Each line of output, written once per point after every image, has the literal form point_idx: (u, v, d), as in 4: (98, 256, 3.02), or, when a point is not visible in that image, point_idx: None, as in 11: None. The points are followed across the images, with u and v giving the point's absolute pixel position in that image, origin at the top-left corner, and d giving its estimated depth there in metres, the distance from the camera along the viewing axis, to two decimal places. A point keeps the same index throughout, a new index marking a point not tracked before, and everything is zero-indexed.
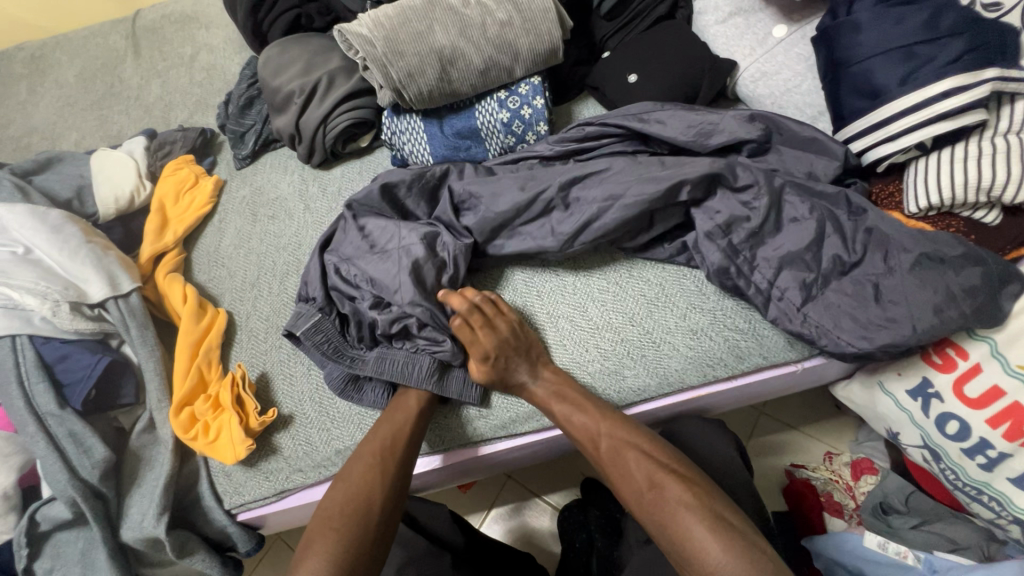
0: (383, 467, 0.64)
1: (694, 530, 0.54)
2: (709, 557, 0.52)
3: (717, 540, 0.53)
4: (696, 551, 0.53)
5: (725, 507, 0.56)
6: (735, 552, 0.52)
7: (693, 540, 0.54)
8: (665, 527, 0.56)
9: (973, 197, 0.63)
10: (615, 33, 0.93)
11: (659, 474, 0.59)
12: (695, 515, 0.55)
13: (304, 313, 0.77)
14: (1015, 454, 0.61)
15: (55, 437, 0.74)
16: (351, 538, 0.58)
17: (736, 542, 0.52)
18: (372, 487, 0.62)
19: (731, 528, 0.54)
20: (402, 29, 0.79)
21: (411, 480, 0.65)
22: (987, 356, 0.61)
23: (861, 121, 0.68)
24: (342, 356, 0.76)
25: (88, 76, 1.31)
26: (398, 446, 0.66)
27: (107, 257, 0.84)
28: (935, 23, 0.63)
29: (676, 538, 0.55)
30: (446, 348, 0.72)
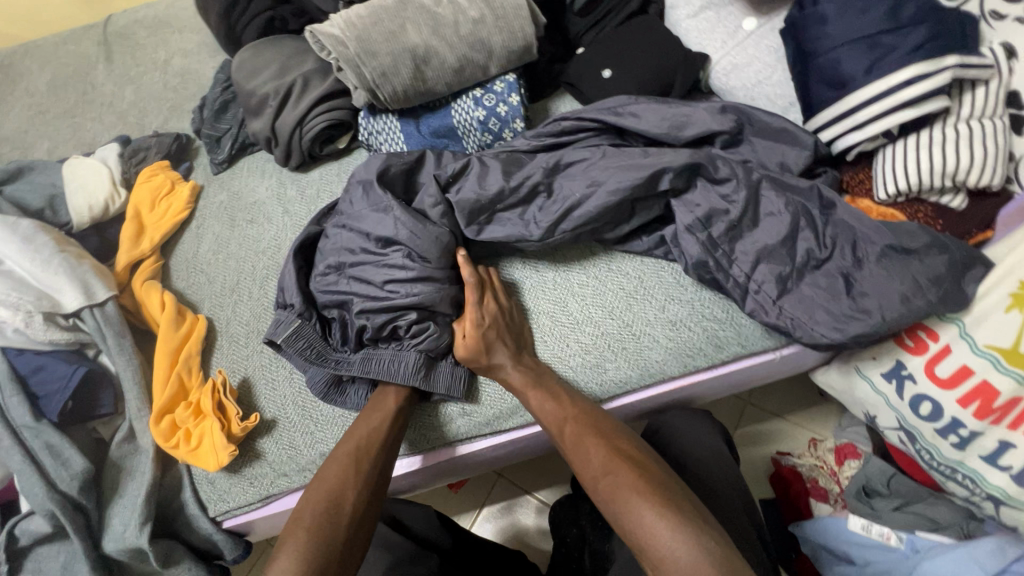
0: (357, 466, 0.64)
1: (645, 514, 0.53)
2: (659, 542, 0.51)
3: (666, 524, 0.51)
4: (646, 536, 0.52)
5: (682, 494, 0.55)
6: (686, 535, 0.50)
7: (645, 523, 0.53)
8: (619, 514, 0.55)
9: (939, 181, 0.64)
10: (589, 29, 0.93)
11: (616, 460, 0.58)
12: (648, 501, 0.54)
13: (283, 320, 0.76)
14: (986, 432, 0.63)
15: (32, 450, 0.73)
16: (323, 538, 0.57)
17: (687, 525, 0.51)
18: (344, 485, 0.62)
19: (686, 513, 0.52)
20: (374, 29, 0.79)
21: (385, 481, 0.65)
22: (956, 337, 0.63)
23: (830, 110, 0.69)
24: (326, 360, 0.75)
25: (59, 83, 1.29)
26: (376, 445, 0.66)
27: (81, 266, 0.82)
28: (897, 13, 0.65)
29: (628, 524, 0.54)
30: (432, 341, 0.72)
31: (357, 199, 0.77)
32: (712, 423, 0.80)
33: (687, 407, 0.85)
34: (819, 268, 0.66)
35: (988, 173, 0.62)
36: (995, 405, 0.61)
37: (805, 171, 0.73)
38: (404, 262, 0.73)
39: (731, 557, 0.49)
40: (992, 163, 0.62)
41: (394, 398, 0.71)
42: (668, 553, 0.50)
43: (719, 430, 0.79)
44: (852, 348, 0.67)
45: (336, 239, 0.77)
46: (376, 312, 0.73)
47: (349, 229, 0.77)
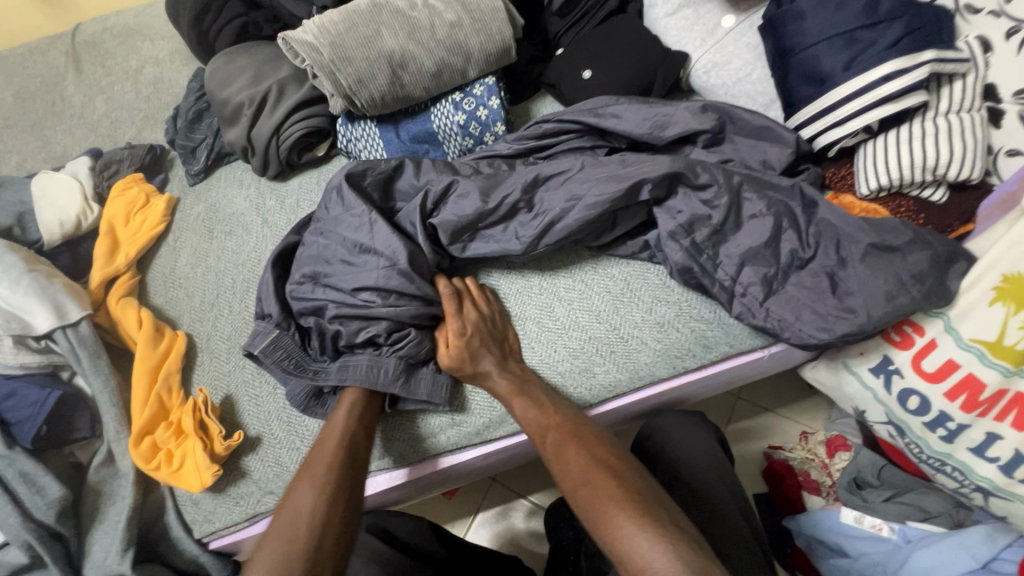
0: (312, 472, 0.61)
1: (623, 524, 0.52)
2: (636, 552, 0.50)
3: (644, 534, 0.50)
4: (625, 545, 0.51)
5: (659, 500, 0.54)
6: (662, 543, 0.50)
7: (622, 533, 0.52)
8: (597, 525, 0.54)
9: (919, 176, 0.65)
10: (568, 29, 0.92)
11: (595, 467, 0.57)
12: (625, 512, 0.52)
13: (261, 330, 0.74)
14: (973, 424, 0.63)
15: (5, 480, 0.70)
16: (279, 549, 0.53)
17: (664, 533, 0.50)
18: (299, 492, 0.59)
19: (663, 521, 0.51)
20: (348, 34, 0.77)
21: (348, 479, 0.61)
22: (941, 331, 0.62)
23: (810, 107, 0.69)
24: (303, 368, 0.73)
25: (27, 95, 1.25)
26: (334, 452, 0.63)
27: (52, 285, 0.79)
28: (873, 8, 0.65)
29: (608, 534, 0.52)
30: (413, 346, 0.71)
31: (333, 205, 0.76)
32: (705, 424, 0.80)
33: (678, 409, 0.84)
34: (804, 267, 0.66)
35: (968, 167, 0.62)
36: (982, 398, 0.61)
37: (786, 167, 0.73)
38: (382, 270, 0.71)
39: (707, 564, 0.49)
40: (970, 157, 0.62)
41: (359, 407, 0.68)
42: (647, 563, 0.49)
43: (711, 430, 0.79)
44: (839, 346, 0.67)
45: (314, 246, 0.76)
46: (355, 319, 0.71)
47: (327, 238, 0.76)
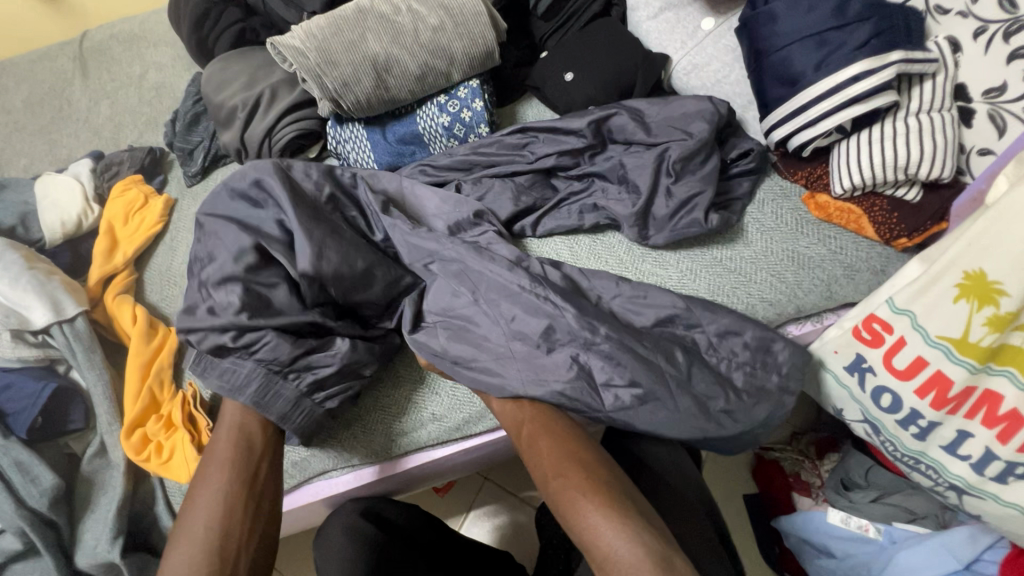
0: (210, 481, 0.61)
1: (590, 513, 0.53)
2: (602, 540, 0.51)
3: (609, 523, 0.52)
4: (590, 532, 0.52)
5: (624, 490, 0.56)
6: (625, 530, 0.51)
7: (590, 525, 0.53)
8: (566, 518, 0.55)
9: (892, 175, 0.66)
10: (553, 33, 0.94)
11: (565, 458, 0.58)
12: (594, 505, 0.54)
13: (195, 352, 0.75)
14: (944, 422, 0.63)
15: (0, 468, 0.72)
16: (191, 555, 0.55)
17: (627, 523, 0.52)
18: (201, 499, 0.60)
19: (628, 511, 0.53)
20: (333, 38, 0.79)
21: (246, 482, 0.61)
22: (909, 328, 0.62)
23: (783, 107, 0.69)
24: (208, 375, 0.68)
25: (35, 100, 1.29)
26: (233, 455, 0.63)
27: (50, 282, 0.82)
28: (844, 9, 0.65)
29: (574, 522, 0.54)
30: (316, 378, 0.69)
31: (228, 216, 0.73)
32: None
33: None
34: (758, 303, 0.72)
35: (938, 166, 0.63)
36: (951, 395, 0.61)
37: (732, 154, 0.78)
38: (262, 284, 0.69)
39: (668, 552, 0.50)
40: (940, 156, 0.63)
41: (238, 411, 0.67)
42: (610, 549, 0.51)
43: None
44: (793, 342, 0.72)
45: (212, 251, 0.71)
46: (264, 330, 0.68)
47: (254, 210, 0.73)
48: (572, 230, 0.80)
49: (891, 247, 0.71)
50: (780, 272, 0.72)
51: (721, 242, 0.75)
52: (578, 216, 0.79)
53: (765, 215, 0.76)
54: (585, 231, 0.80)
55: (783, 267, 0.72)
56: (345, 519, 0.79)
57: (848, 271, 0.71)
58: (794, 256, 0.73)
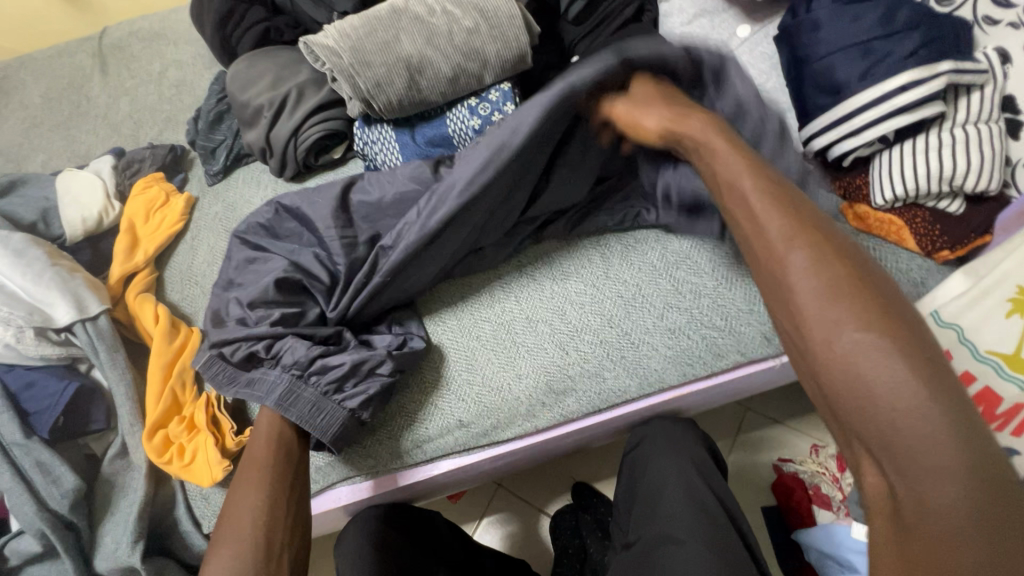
0: (249, 481, 0.60)
1: (849, 330, 0.41)
2: (860, 383, 0.39)
3: (849, 312, 0.41)
4: (824, 340, 0.42)
5: (872, 263, 0.44)
6: (882, 328, 0.40)
7: (838, 327, 0.41)
8: (802, 327, 0.44)
9: (937, 187, 0.65)
10: (584, 37, 0.93)
11: (807, 239, 0.45)
12: (857, 310, 0.41)
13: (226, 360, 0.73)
14: (994, 441, 0.60)
15: (21, 468, 0.71)
16: (236, 552, 0.55)
17: (888, 329, 0.40)
18: (240, 499, 0.59)
19: (912, 348, 0.40)
20: (367, 39, 0.78)
21: (286, 483, 0.61)
22: (956, 341, 0.61)
23: (825, 115, 0.69)
24: (237, 384, 0.69)
25: (53, 96, 1.29)
26: (270, 458, 0.63)
27: (74, 280, 0.81)
28: (890, 19, 0.65)
29: (797, 303, 0.44)
30: (337, 373, 0.67)
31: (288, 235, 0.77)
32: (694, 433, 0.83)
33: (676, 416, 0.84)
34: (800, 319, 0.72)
35: (985, 178, 0.63)
36: (1000, 412, 0.58)
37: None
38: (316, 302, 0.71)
39: (943, 374, 0.39)
40: (988, 167, 0.62)
41: (270, 422, 0.66)
42: (854, 356, 0.40)
43: (701, 440, 0.82)
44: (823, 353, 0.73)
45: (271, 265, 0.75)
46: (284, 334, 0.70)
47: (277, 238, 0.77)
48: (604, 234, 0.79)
49: (931, 260, 0.70)
50: None
51: None
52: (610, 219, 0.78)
53: None
54: (615, 234, 0.79)
55: None
56: (362, 526, 0.76)
57: None
58: None
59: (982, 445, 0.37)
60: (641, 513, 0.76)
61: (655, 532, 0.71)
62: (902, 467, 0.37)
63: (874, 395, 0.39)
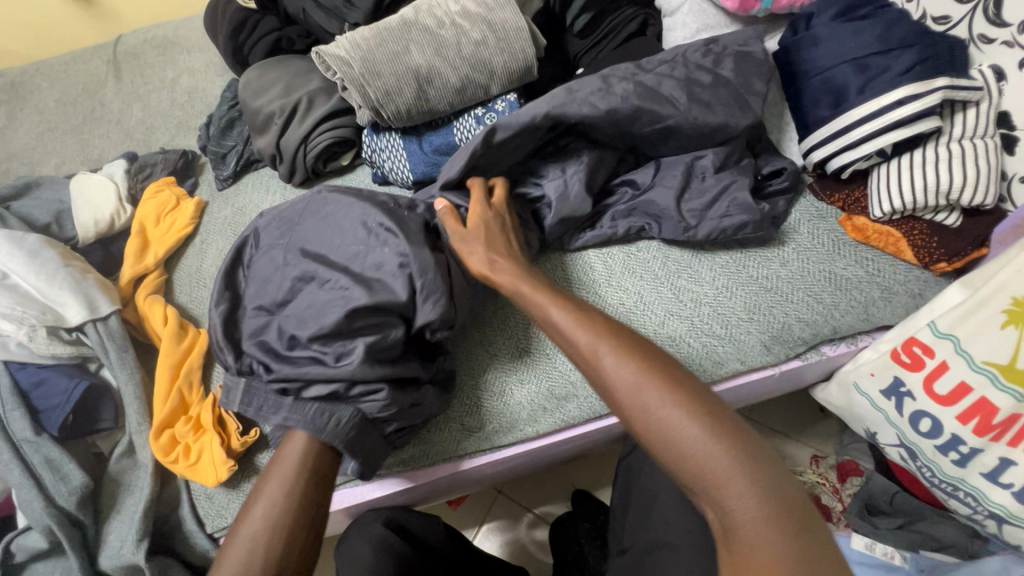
0: (270, 502, 0.61)
1: (678, 423, 0.48)
2: (674, 443, 0.48)
3: (642, 379, 0.51)
4: (636, 406, 0.50)
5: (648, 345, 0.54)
6: (660, 385, 0.50)
7: (667, 419, 0.49)
8: (639, 420, 0.50)
9: (934, 200, 0.66)
10: (589, 50, 0.95)
11: (584, 326, 0.56)
12: (674, 404, 0.49)
13: (230, 386, 0.70)
14: (987, 449, 0.62)
15: (31, 464, 0.72)
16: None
17: (683, 392, 0.49)
18: (257, 519, 0.60)
19: (723, 426, 0.47)
20: (378, 50, 0.81)
21: (308, 509, 0.61)
22: (952, 353, 0.63)
23: (824, 128, 0.70)
24: (251, 406, 0.68)
25: (68, 101, 1.31)
26: (298, 479, 0.62)
27: (85, 280, 0.83)
28: (888, 35, 0.66)
29: (613, 391, 0.52)
30: (378, 405, 0.65)
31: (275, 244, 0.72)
32: None
33: None
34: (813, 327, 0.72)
35: (982, 193, 0.64)
36: (995, 422, 0.60)
37: (766, 172, 0.77)
38: (315, 308, 0.66)
39: (723, 418, 0.48)
40: (984, 182, 0.63)
41: (304, 448, 0.64)
42: (657, 413, 0.49)
43: None
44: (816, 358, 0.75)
45: (257, 276, 0.71)
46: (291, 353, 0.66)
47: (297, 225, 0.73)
48: (606, 241, 0.80)
49: (929, 271, 0.71)
50: (817, 293, 0.72)
51: (758, 259, 0.75)
52: (611, 225, 0.79)
53: (802, 234, 0.76)
54: (617, 242, 0.80)
55: (820, 287, 0.73)
56: (365, 528, 0.77)
57: (884, 293, 0.72)
58: (830, 277, 0.73)
59: (767, 462, 0.46)
60: (636, 519, 0.77)
61: (649, 538, 0.72)
62: (722, 504, 0.45)
63: (702, 474, 0.46)
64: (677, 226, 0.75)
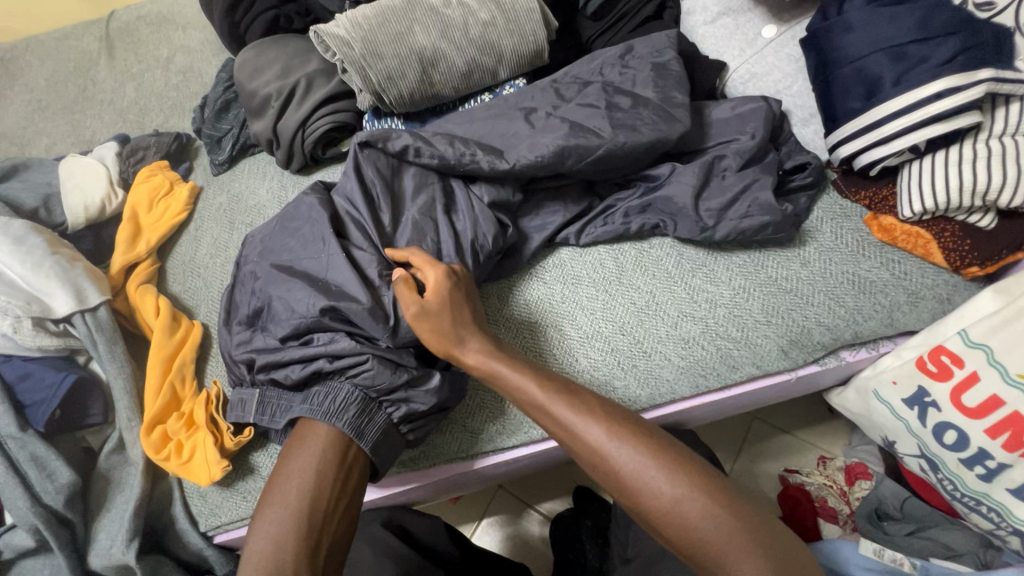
0: (307, 446, 0.60)
1: (693, 506, 0.50)
2: (679, 519, 0.50)
3: (644, 457, 0.53)
4: (650, 490, 0.51)
5: (646, 427, 0.56)
6: (671, 466, 0.52)
7: (681, 501, 0.50)
8: (654, 506, 0.51)
9: (969, 200, 0.62)
10: (602, 33, 0.90)
11: (579, 410, 0.56)
12: (688, 484, 0.51)
13: (247, 398, 0.69)
14: (1015, 465, 0.59)
15: (16, 461, 0.70)
16: (283, 522, 0.55)
17: (691, 472, 0.52)
18: (293, 462, 0.59)
19: (735, 500, 0.50)
20: (380, 30, 0.76)
21: (342, 453, 0.61)
22: (983, 363, 0.60)
23: (854, 122, 0.66)
24: (263, 409, 0.67)
25: (59, 79, 1.27)
26: (329, 427, 0.62)
27: (74, 269, 0.80)
28: (928, 22, 0.62)
29: (623, 476, 0.52)
30: (369, 376, 0.64)
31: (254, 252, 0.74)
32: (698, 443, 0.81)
33: (683, 429, 0.81)
34: (837, 337, 0.69)
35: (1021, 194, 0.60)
36: None
37: (788, 166, 0.74)
38: (297, 303, 0.66)
39: (716, 482, 0.51)
40: None
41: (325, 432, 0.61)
42: (673, 497, 0.50)
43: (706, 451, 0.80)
44: (830, 363, 0.71)
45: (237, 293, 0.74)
46: (280, 350, 0.67)
47: (264, 246, 0.73)
48: (617, 237, 0.76)
49: (959, 275, 0.68)
50: (839, 296, 0.69)
51: (778, 259, 0.72)
52: (623, 221, 0.75)
53: (824, 233, 0.72)
54: (629, 238, 0.77)
55: (843, 290, 0.69)
56: (364, 529, 0.77)
57: (911, 298, 0.68)
58: (854, 280, 0.69)
59: (767, 527, 0.49)
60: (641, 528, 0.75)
61: (655, 546, 0.71)
62: None
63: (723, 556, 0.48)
64: (693, 222, 0.71)
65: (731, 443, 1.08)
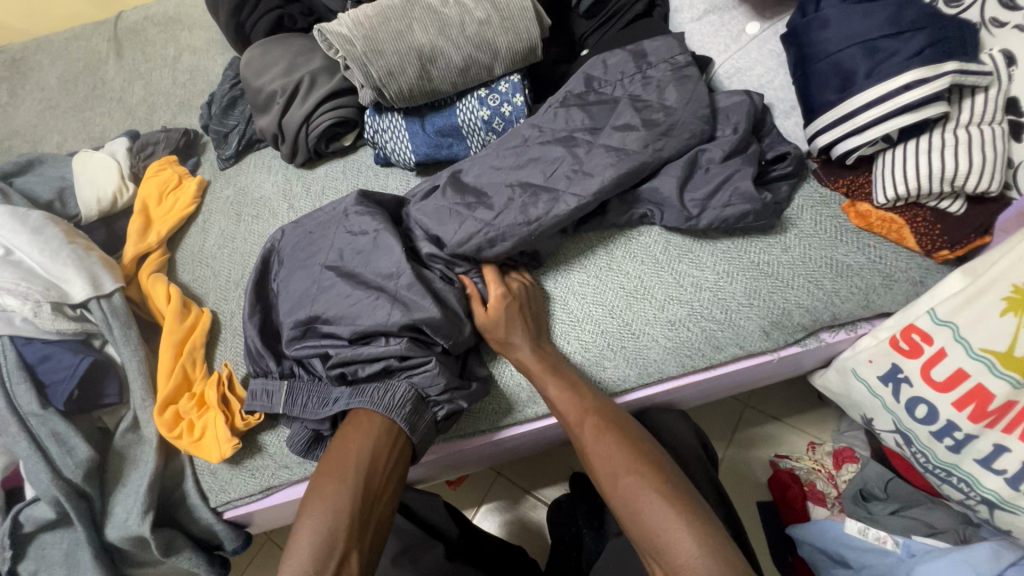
0: (364, 435, 0.64)
1: (644, 496, 0.57)
2: (633, 503, 0.58)
3: (617, 457, 0.61)
4: (611, 477, 0.61)
5: (628, 429, 0.65)
6: (635, 461, 0.60)
7: (637, 491, 0.58)
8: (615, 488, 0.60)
9: (938, 186, 0.66)
10: (594, 31, 0.94)
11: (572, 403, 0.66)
12: (643, 479, 0.59)
13: (273, 390, 0.73)
14: (981, 435, 0.63)
15: (38, 437, 0.74)
16: (337, 503, 0.60)
17: (651, 470, 0.59)
18: (351, 447, 0.63)
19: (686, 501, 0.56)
20: (381, 28, 0.80)
21: (394, 445, 0.65)
22: (950, 340, 0.63)
23: (830, 114, 0.69)
24: (301, 400, 0.71)
25: (69, 78, 1.31)
26: (382, 420, 0.65)
27: (89, 258, 0.84)
28: (898, 18, 0.65)
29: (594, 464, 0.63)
30: (428, 380, 0.68)
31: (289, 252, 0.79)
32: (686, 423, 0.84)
33: (672, 411, 0.84)
34: (815, 318, 0.72)
35: (986, 179, 0.63)
36: (990, 409, 0.61)
37: (770, 156, 0.77)
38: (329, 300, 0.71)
39: (674, 482, 0.58)
40: (990, 169, 0.63)
41: (376, 421, 0.65)
42: (629, 486, 0.59)
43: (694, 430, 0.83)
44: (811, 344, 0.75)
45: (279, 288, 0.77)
46: (337, 348, 0.70)
47: (317, 247, 0.76)
48: (607, 226, 0.80)
49: (931, 259, 0.71)
50: (818, 278, 0.72)
51: (760, 245, 0.75)
52: (613, 211, 0.78)
53: (805, 220, 0.76)
54: (618, 228, 0.81)
55: (821, 273, 0.72)
56: None
57: (886, 280, 0.71)
58: (832, 264, 0.73)
59: (708, 523, 0.55)
60: None
61: None
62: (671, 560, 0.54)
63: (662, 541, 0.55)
64: (679, 209, 0.74)
65: (722, 430, 1.11)
